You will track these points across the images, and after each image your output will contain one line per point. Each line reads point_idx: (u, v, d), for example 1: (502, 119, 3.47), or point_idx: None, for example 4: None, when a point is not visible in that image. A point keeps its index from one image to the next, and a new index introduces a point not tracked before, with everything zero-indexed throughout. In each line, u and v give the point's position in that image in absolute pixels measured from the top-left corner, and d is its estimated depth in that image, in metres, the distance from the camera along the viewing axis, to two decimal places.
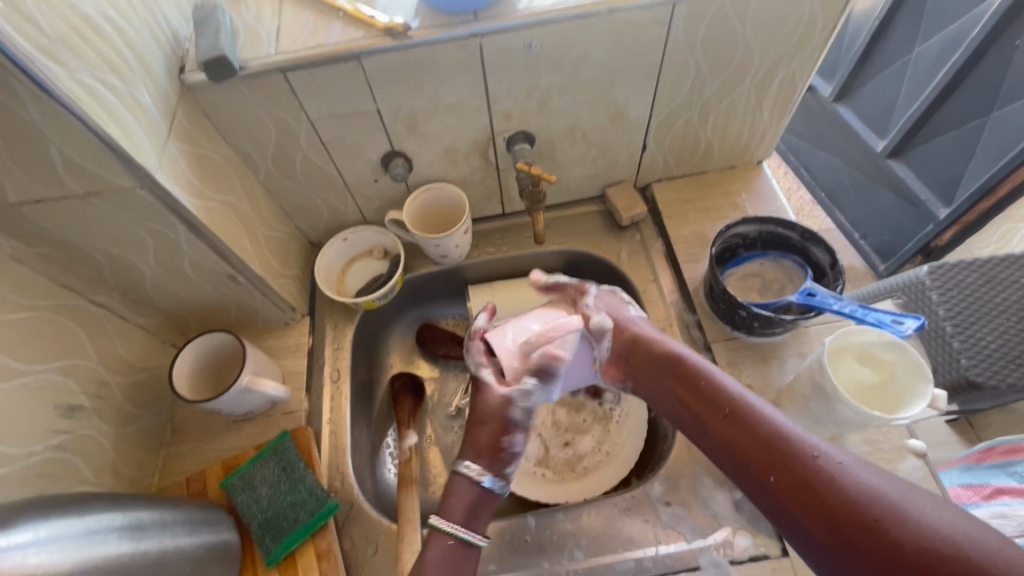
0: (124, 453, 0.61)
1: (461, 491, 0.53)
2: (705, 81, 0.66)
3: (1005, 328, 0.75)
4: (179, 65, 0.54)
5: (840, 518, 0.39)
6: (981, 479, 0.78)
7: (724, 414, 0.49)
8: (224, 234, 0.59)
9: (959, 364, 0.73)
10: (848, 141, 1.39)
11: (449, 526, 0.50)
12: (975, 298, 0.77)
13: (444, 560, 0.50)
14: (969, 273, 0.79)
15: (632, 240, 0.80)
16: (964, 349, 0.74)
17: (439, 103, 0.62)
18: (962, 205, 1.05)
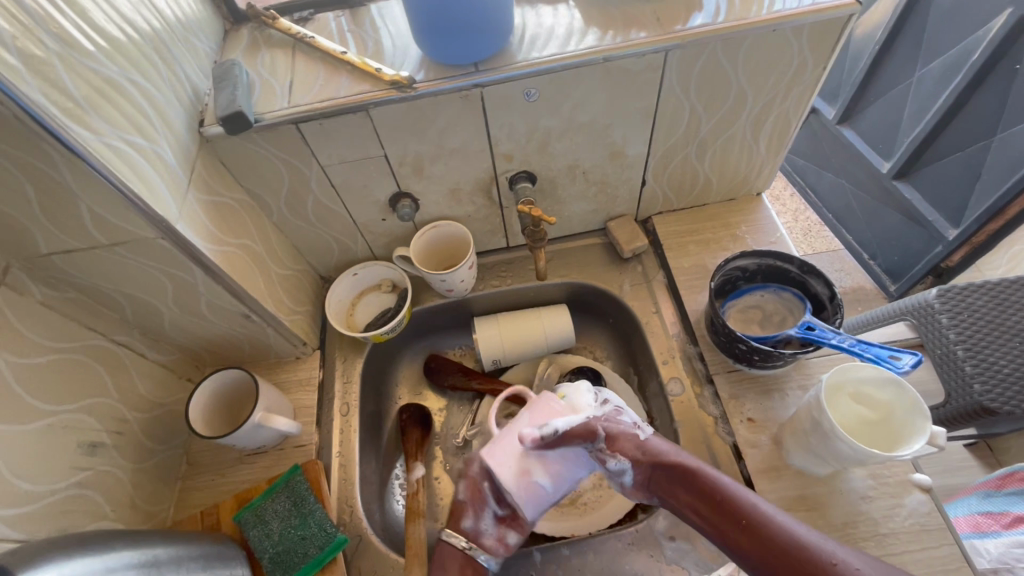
0: (141, 487, 0.63)
1: (448, 554, 0.56)
2: (701, 120, 0.68)
3: (1017, 353, 0.75)
4: (199, 119, 0.58)
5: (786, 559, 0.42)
6: (1001, 507, 0.78)
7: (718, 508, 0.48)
8: (240, 275, 0.62)
9: (973, 391, 0.73)
10: (854, 164, 1.42)
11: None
12: (985, 322, 0.77)
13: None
14: (980, 296, 0.79)
15: (634, 272, 0.81)
16: (976, 375, 0.74)
17: (443, 147, 0.65)
18: (970, 226, 1.10)
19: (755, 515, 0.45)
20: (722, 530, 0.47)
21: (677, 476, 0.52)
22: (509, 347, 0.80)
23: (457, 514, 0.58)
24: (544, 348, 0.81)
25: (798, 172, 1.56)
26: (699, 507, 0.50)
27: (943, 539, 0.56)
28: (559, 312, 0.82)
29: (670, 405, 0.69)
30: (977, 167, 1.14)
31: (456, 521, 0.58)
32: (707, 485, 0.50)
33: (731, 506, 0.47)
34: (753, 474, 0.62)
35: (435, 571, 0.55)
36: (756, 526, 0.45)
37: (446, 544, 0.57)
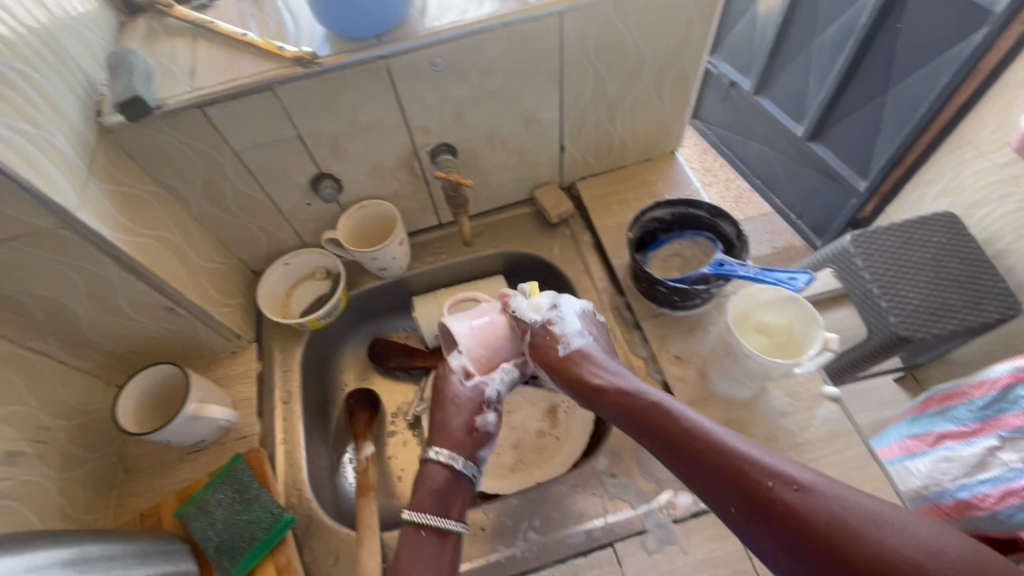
0: (72, 496, 0.61)
1: (435, 481, 0.58)
2: (606, 81, 0.72)
3: (924, 286, 0.93)
4: (96, 109, 0.56)
5: (761, 502, 0.41)
6: (924, 428, 0.80)
7: (685, 447, 0.47)
8: (157, 266, 0.60)
9: (889, 321, 0.90)
10: (776, 130, 1.55)
11: (435, 520, 0.55)
12: (892, 260, 0.96)
13: (429, 550, 0.54)
14: (888, 237, 0.98)
15: (563, 236, 0.84)
16: (890, 307, 0.91)
17: (358, 123, 0.65)
18: (877, 176, 1.24)
19: (752, 481, 0.42)
20: (711, 475, 0.45)
21: (622, 402, 0.54)
22: None
23: (451, 440, 0.61)
24: None
25: (726, 143, 1.78)
26: (670, 451, 0.48)
27: (852, 441, 0.61)
28: (496, 283, 0.84)
29: None
30: (878, 119, 1.24)
31: (447, 444, 0.61)
32: (676, 424, 0.49)
33: (730, 461, 0.44)
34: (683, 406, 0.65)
35: (427, 500, 0.57)
36: (751, 476, 0.43)
37: (439, 469, 0.59)
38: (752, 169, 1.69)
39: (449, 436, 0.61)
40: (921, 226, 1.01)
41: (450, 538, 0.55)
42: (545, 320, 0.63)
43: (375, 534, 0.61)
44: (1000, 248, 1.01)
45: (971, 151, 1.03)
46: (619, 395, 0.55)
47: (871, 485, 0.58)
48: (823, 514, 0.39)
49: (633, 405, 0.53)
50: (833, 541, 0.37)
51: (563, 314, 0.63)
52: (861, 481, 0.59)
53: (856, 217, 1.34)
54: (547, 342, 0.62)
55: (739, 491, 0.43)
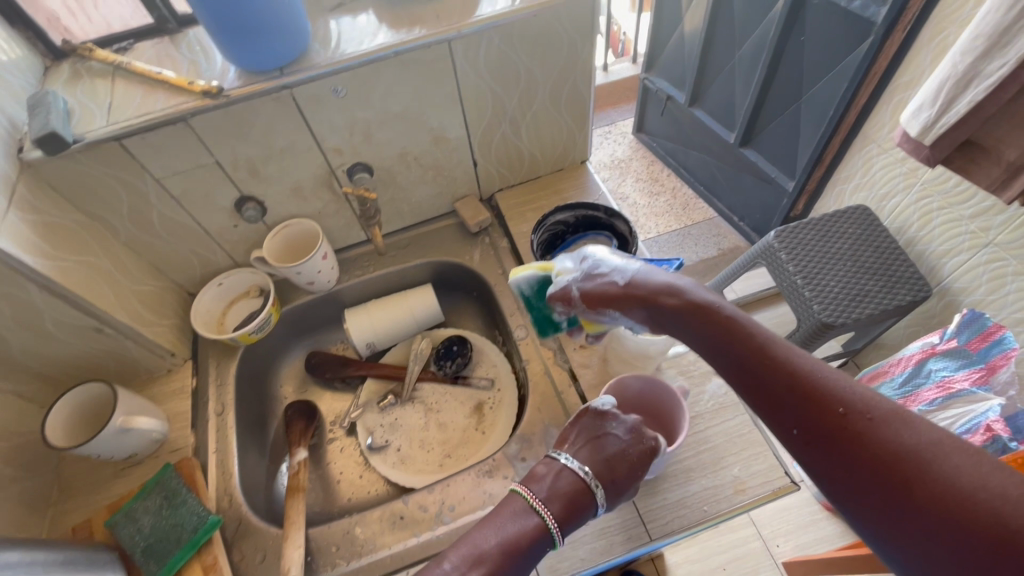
0: (4, 514, 0.63)
1: (564, 484, 0.54)
2: (504, 99, 0.79)
3: (843, 273, 1.01)
4: (17, 146, 0.61)
5: (821, 422, 0.38)
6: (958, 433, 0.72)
7: (752, 363, 0.43)
8: (82, 288, 0.64)
9: (814, 310, 0.97)
10: (711, 139, 1.67)
11: (532, 498, 0.53)
12: (814, 253, 1.04)
13: (509, 521, 0.52)
14: (806, 232, 1.07)
15: (483, 243, 0.90)
16: (814, 297, 0.98)
17: (272, 148, 0.71)
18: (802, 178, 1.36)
19: (822, 404, 0.39)
20: (781, 397, 0.41)
21: (694, 319, 0.48)
22: (380, 328, 0.87)
23: (602, 449, 0.56)
24: (413, 325, 0.89)
25: (672, 155, 1.90)
26: (727, 362, 0.45)
27: (736, 412, 0.67)
28: (425, 291, 0.90)
29: (519, 349, 0.78)
30: (796, 124, 1.35)
31: (583, 451, 0.56)
32: (746, 338, 0.45)
33: (807, 385, 0.40)
34: (587, 391, 0.71)
35: (531, 483, 0.55)
36: (825, 395, 0.39)
37: (563, 469, 0.55)
38: (698, 177, 1.82)
39: (588, 452, 0.56)
40: (842, 219, 1.09)
41: (534, 520, 0.52)
42: (585, 272, 0.58)
43: (300, 532, 0.64)
44: (909, 235, 1.08)
45: (875, 150, 1.15)
46: (687, 311, 0.48)
47: (752, 449, 0.64)
48: (898, 445, 0.35)
49: (704, 322, 0.47)
50: (901, 467, 0.34)
51: (598, 256, 0.59)
52: (745, 446, 0.65)
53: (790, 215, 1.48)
54: (597, 285, 0.56)
55: (806, 410, 0.40)
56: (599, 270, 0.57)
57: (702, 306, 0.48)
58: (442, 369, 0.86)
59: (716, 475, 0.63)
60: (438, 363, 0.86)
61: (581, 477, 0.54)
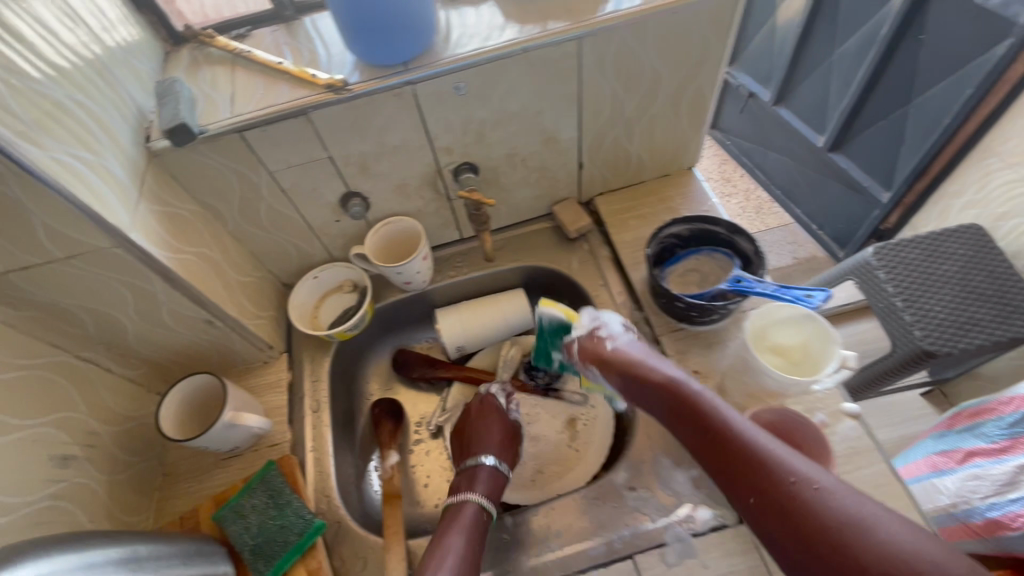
0: (117, 498, 0.64)
1: (484, 482, 0.66)
2: (623, 101, 0.74)
3: (949, 297, 0.87)
4: (145, 135, 0.61)
5: (800, 530, 0.41)
6: (954, 445, 0.79)
7: (713, 438, 0.50)
8: (199, 282, 0.64)
9: (914, 336, 0.83)
10: (796, 140, 1.54)
11: (477, 496, 0.64)
12: (917, 271, 0.90)
13: (469, 517, 0.61)
14: (912, 248, 0.93)
15: (582, 250, 0.86)
16: (915, 321, 0.84)
17: (386, 145, 0.69)
18: (902, 189, 1.23)
19: (796, 517, 0.41)
20: (717, 463, 0.49)
21: (662, 387, 0.56)
22: (472, 332, 0.85)
23: (498, 449, 0.70)
24: (504, 330, 0.86)
25: (747, 154, 1.76)
26: (694, 436, 0.52)
27: (871, 458, 0.61)
28: (517, 296, 0.86)
29: None
30: (900, 130, 1.23)
31: (495, 450, 0.69)
32: (710, 417, 0.51)
33: (752, 457, 0.46)
34: None
35: (446, 520, 0.62)
36: (773, 484, 0.44)
37: (487, 466, 0.67)
38: (773, 181, 1.66)
39: (495, 447, 0.70)
40: (951, 236, 0.95)
41: (480, 509, 0.63)
42: (591, 330, 0.65)
43: (401, 545, 0.64)
44: None
45: None
46: (657, 381, 0.56)
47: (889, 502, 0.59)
48: (828, 517, 0.40)
49: (666, 388, 0.55)
50: (830, 539, 0.39)
51: (608, 321, 0.66)
52: (881, 499, 0.59)
53: (879, 229, 1.34)
54: (592, 346, 0.64)
55: (765, 500, 0.44)
56: (600, 334, 0.64)
57: (668, 377, 0.56)
58: (533, 379, 0.84)
59: None
60: (529, 374, 0.84)
61: (499, 469, 0.67)
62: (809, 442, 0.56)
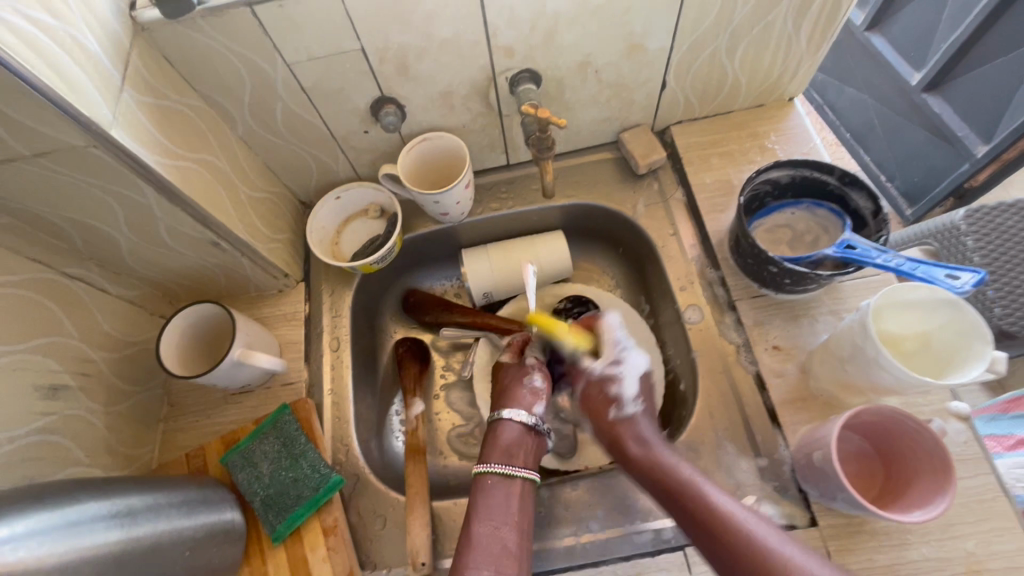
0: (119, 431, 0.59)
1: (519, 440, 0.54)
2: (737, 3, 0.57)
3: None
4: (129, 0, 0.47)
5: (661, 494, 0.48)
6: None
7: (608, 433, 0.55)
8: (200, 195, 0.53)
9: (994, 314, 0.71)
10: (879, 74, 1.14)
11: (505, 469, 0.52)
12: (1011, 241, 0.75)
13: (500, 499, 0.51)
14: (1012, 215, 0.76)
15: (649, 190, 0.73)
16: (998, 298, 0.72)
17: (432, 37, 0.54)
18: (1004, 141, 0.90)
19: (659, 489, 0.48)
20: (605, 439, 0.55)
21: (643, 461, 0.50)
22: (500, 277, 0.74)
23: (523, 401, 0.57)
24: (539, 279, 0.75)
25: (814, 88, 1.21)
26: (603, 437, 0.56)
27: (980, 469, 0.52)
28: (556, 240, 0.74)
29: (687, 333, 0.63)
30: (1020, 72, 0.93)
31: (521, 404, 0.57)
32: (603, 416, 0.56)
33: (662, 472, 0.49)
34: (778, 405, 0.57)
35: (481, 488, 0.51)
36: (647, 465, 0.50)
37: (512, 424, 0.55)
38: (842, 121, 1.15)
39: (522, 394, 0.58)
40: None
41: (519, 485, 0.51)
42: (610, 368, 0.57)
43: (423, 504, 0.58)
44: None
45: None
46: (642, 454, 0.51)
47: (994, 522, 0.51)
48: (656, 463, 0.49)
49: (601, 418, 0.55)
50: (679, 500, 0.46)
51: (630, 372, 0.56)
52: (985, 516, 0.51)
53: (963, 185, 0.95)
54: (598, 394, 0.57)
55: (648, 484, 0.49)
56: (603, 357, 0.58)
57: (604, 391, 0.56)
58: None
59: (943, 544, 0.50)
60: None
61: (541, 428, 0.56)
62: (923, 448, 0.46)
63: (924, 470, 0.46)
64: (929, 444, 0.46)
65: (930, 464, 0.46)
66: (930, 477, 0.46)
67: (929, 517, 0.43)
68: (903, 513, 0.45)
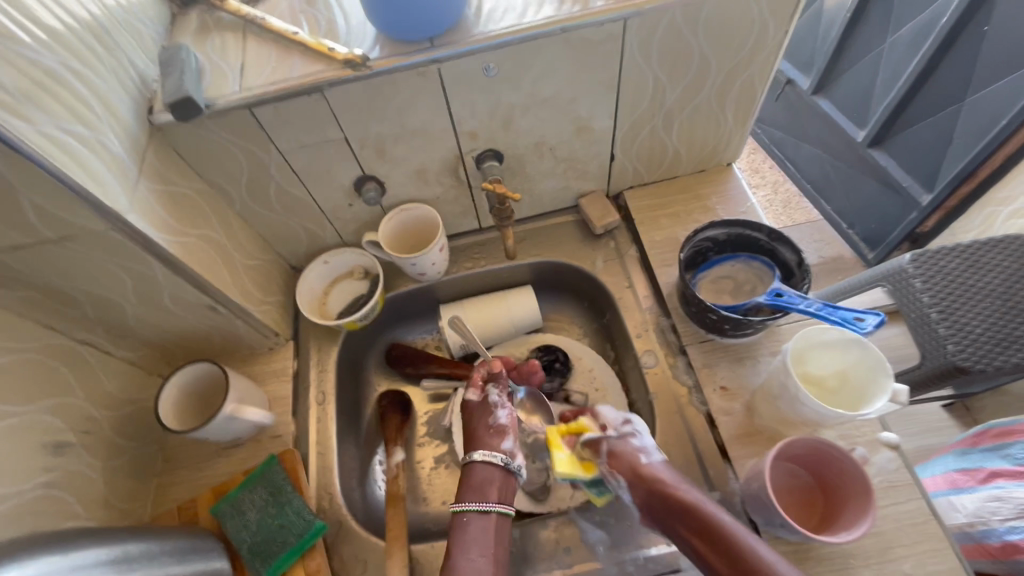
0: (114, 486, 0.63)
1: (494, 479, 0.57)
2: (666, 90, 0.67)
3: (989, 312, 0.71)
4: (147, 107, 0.56)
5: (724, 563, 0.46)
6: (975, 463, 0.75)
7: (650, 495, 0.52)
8: (201, 266, 0.61)
9: (946, 351, 0.69)
10: (829, 133, 1.32)
11: (478, 506, 0.54)
12: (958, 284, 0.73)
13: (476, 536, 0.53)
14: (951, 258, 0.76)
15: (607, 247, 0.81)
16: (950, 335, 0.70)
17: (405, 126, 0.63)
18: (942, 191, 1.02)
19: (726, 557, 0.46)
20: (645, 500, 0.53)
21: (688, 517, 0.50)
22: (475, 329, 0.80)
23: (488, 441, 0.59)
24: (511, 330, 0.81)
25: (776, 145, 1.41)
26: (643, 499, 0.53)
27: (911, 494, 0.57)
28: (525, 293, 0.81)
29: (644, 377, 0.69)
30: (949, 132, 1.06)
31: (489, 445, 0.59)
32: (647, 476, 0.53)
33: (722, 537, 0.47)
34: (727, 441, 0.63)
35: (463, 523, 0.54)
36: (704, 526, 0.48)
37: (479, 463, 0.57)
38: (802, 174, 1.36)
39: (489, 432, 0.60)
40: (999, 248, 0.77)
41: (494, 519, 0.54)
42: (624, 437, 0.55)
43: (403, 547, 0.61)
44: None
45: None
46: (681, 508, 0.50)
47: (927, 543, 0.55)
48: (722, 529, 0.48)
49: (637, 477, 0.53)
50: (750, 573, 0.44)
51: (640, 428, 0.56)
52: (918, 539, 0.55)
53: (915, 231, 1.06)
54: (625, 452, 0.54)
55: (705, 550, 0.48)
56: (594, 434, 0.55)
57: (631, 453, 0.54)
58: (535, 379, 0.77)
59: (881, 567, 0.54)
60: None
61: (508, 465, 0.57)
62: (848, 474, 0.52)
63: (852, 494, 0.51)
64: (852, 468, 0.51)
65: (856, 488, 0.51)
66: (857, 499, 0.51)
67: (853, 537, 0.47)
68: (835, 537, 0.50)
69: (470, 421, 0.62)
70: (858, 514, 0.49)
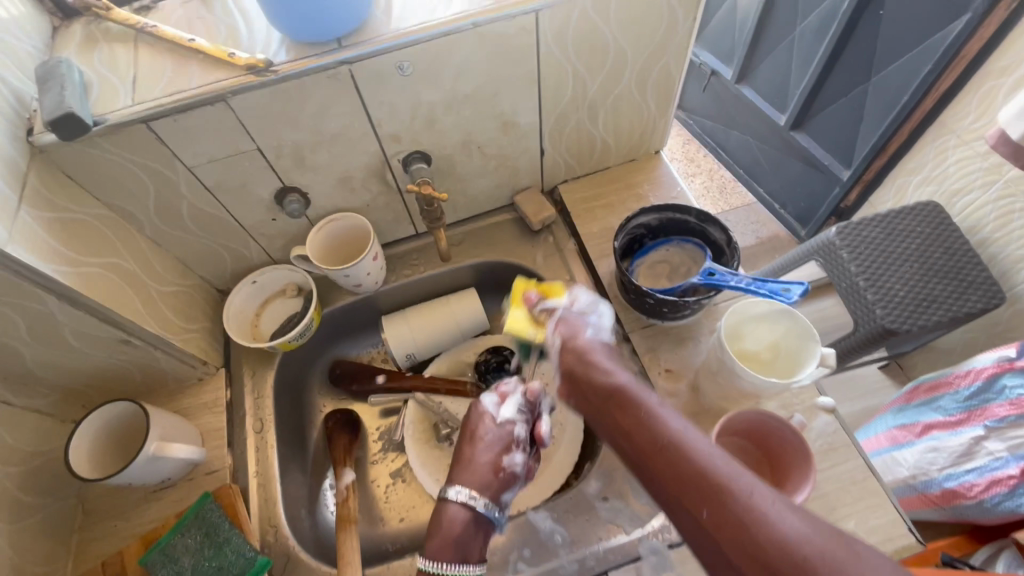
0: (24, 549, 0.56)
1: (471, 534, 0.52)
2: (587, 82, 0.68)
3: (910, 275, 0.76)
4: (26, 127, 0.51)
5: (637, 438, 0.43)
6: (911, 419, 0.79)
7: (579, 379, 0.51)
8: (105, 297, 0.56)
9: (875, 315, 0.72)
10: (754, 119, 1.39)
11: (453, 568, 0.50)
12: (879, 252, 0.77)
13: None
14: (872, 228, 0.80)
15: (546, 242, 0.80)
16: (878, 300, 0.73)
17: (322, 133, 0.61)
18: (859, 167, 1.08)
19: (638, 432, 0.43)
20: (575, 388, 0.51)
21: (609, 396, 0.47)
22: (420, 337, 0.77)
23: (484, 487, 0.54)
24: (456, 334, 0.79)
25: (707, 134, 1.55)
26: (574, 388, 0.52)
27: (850, 454, 0.59)
28: (468, 296, 0.80)
29: None
30: (859, 110, 1.13)
31: (481, 490, 0.54)
32: (580, 362, 0.52)
33: (633, 409, 0.45)
34: None
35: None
36: (622, 402, 0.46)
37: (460, 512, 0.53)
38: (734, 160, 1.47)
39: (488, 478, 0.55)
40: (914, 216, 0.82)
41: None
42: (580, 317, 0.57)
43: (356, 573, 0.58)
44: None
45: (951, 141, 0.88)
46: (603, 389, 0.48)
47: (869, 499, 0.57)
48: (638, 401, 0.45)
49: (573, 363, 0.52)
50: (656, 441, 0.41)
51: (602, 311, 0.58)
52: (860, 496, 0.57)
53: (839, 207, 1.15)
54: (575, 325, 0.56)
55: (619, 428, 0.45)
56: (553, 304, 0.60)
57: (572, 336, 0.55)
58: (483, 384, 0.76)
59: None
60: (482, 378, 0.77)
61: (490, 516, 0.53)
62: (788, 442, 0.53)
63: (793, 461, 0.53)
64: (792, 438, 0.53)
65: (795, 455, 0.53)
66: (797, 466, 0.52)
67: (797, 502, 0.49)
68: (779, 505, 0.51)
69: (473, 452, 0.57)
70: (800, 479, 0.51)
